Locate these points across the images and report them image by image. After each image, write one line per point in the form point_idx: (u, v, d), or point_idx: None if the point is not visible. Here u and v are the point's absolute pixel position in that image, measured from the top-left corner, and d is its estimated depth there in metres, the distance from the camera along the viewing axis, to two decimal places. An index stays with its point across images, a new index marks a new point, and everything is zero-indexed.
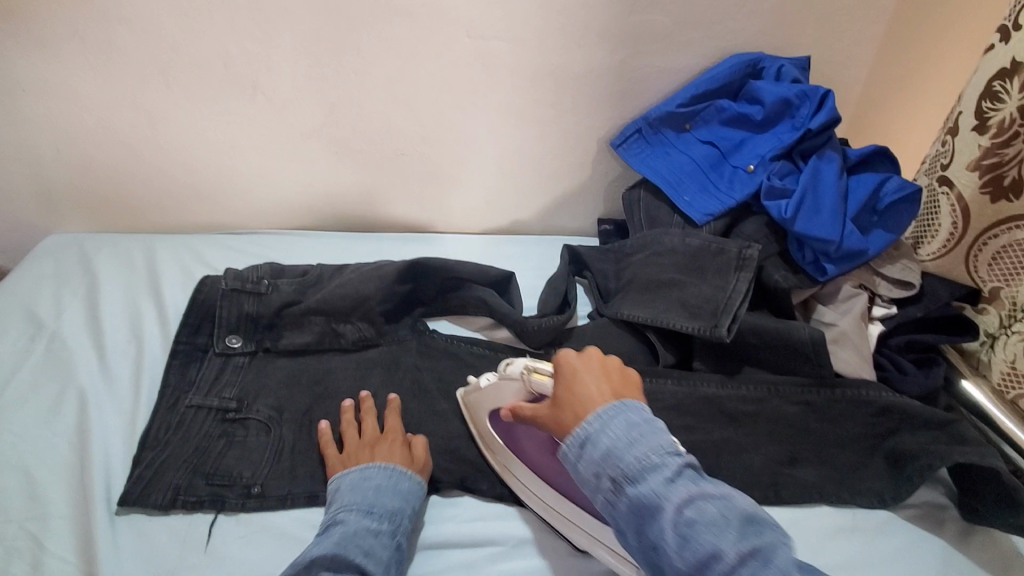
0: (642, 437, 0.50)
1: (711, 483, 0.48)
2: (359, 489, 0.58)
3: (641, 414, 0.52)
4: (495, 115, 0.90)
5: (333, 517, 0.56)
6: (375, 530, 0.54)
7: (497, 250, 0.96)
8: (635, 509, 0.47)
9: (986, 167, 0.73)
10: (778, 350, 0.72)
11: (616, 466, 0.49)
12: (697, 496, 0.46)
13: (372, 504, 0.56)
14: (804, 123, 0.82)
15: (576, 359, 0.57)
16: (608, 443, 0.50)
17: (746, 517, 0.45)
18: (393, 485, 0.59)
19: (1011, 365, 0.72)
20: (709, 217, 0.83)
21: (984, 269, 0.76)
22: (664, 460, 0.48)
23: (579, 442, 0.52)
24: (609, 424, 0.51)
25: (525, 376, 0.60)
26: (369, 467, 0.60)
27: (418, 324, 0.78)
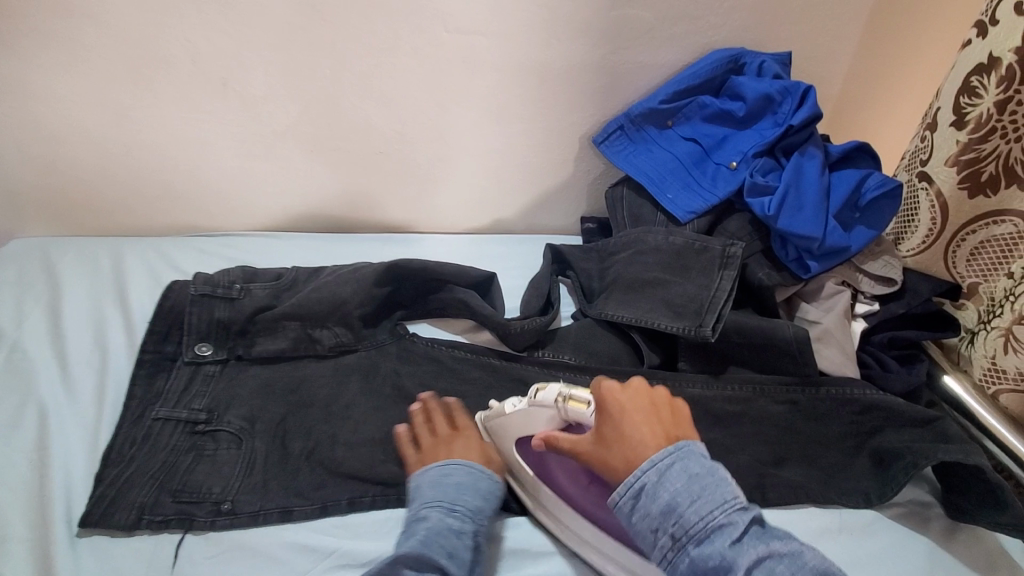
0: (704, 492, 0.48)
1: (777, 539, 0.46)
2: (440, 486, 0.57)
3: (701, 464, 0.50)
4: (476, 111, 0.88)
5: (416, 512, 0.55)
6: (459, 529, 0.54)
7: (479, 249, 0.94)
8: (698, 569, 0.46)
9: (964, 162, 0.73)
10: (763, 349, 0.72)
11: (677, 523, 0.47)
12: (766, 557, 0.45)
13: (454, 501, 0.56)
14: (786, 119, 0.81)
15: (622, 395, 0.55)
16: (668, 498, 0.48)
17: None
18: (472, 484, 0.58)
19: (992, 361, 0.72)
20: (692, 215, 0.82)
21: (962, 265, 0.77)
22: (728, 517, 0.47)
23: (634, 492, 0.50)
24: (667, 477, 0.49)
25: (560, 405, 0.58)
26: (450, 463, 0.59)
27: (398, 327, 0.75)
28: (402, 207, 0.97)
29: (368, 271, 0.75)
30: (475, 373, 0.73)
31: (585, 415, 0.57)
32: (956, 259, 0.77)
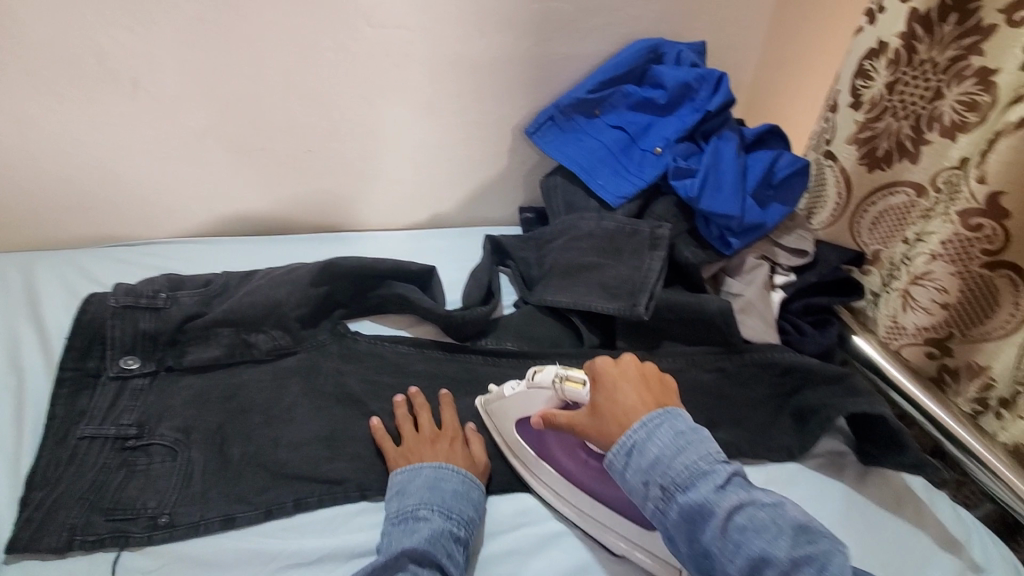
0: (689, 445, 0.52)
1: (761, 491, 0.50)
2: (438, 490, 0.59)
3: (687, 423, 0.54)
4: (406, 106, 0.88)
5: (413, 511, 0.57)
6: (455, 535, 0.56)
7: (418, 245, 0.94)
8: (684, 514, 0.50)
9: (862, 139, 0.80)
10: (691, 323, 0.76)
11: (664, 473, 0.52)
12: (748, 502, 0.48)
13: (451, 509, 0.57)
14: (703, 105, 0.86)
15: (614, 367, 0.59)
16: (655, 451, 0.53)
17: (798, 524, 0.47)
18: (466, 491, 0.60)
19: (893, 319, 0.78)
20: (622, 200, 0.86)
21: (867, 234, 0.83)
22: (712, 467, 0.51)
23: (625, 449, 0.54)
24: (655, 432, 0.54)
25: (558, 384, 0.62)
26: (444, 466, 0.61)
27: (338, 326, 0.75)
28: (336, 205, 0.95)
29: (303, 271, 0.74)
30: (419, 366, 0.74)
31: (581, 395, 0.61)
32: (861, 228, 0.83)
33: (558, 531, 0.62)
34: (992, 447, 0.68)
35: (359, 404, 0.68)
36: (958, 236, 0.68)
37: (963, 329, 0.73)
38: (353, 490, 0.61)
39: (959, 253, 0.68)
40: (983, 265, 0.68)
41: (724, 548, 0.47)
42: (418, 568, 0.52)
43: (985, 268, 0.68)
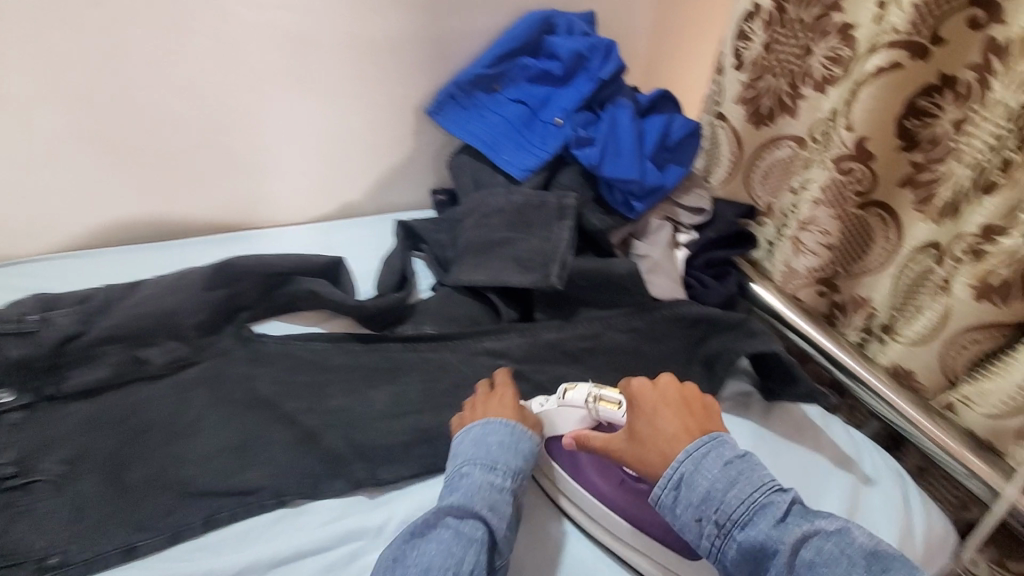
0: (742, 478, 0.54)
1: (820, 519, 0.53)
2: (482, 444, 0.60)
3: (733, 451, 0.56)
4: (298, 94, 0.84)
5: (459, 468, 0.59)
6: (499, 486, 0.57)
7: (326, 238, 0.91)
8: (747, 551, 0.51)
9: (747, 99, 0.84)
10: (603, 287, 0.78)
11: (719, 510, 0.53)
12: (812, 534, 0.51)
13: (495, 461, 0.58)
14: (597, 74, 0.87)
15: (654, 390, 0.61)
16: (707, 485, 0.54)
17: (862, 549, 0.50)
18: (513, 441, 0.61)
19: (787, 265, 0.83)
20: (527, 172, 0.86)
21: (760, 188, 0.88)
22: (769, 500, 0.53)
23: (673, 482, 0.55)
24: (703, 464, 0.55)
25: (592, 404, 0.64)
26: (493, 421, 0.62)
27: (243, 330, 0.71)
28: (233, 204, 0.89)
29: (195, 275, 0.70)
30: (335, 360, 0.70)
31: (615, 414, 0.63)
32: (755, 182, 0.89)
33: None
34: (873, 369, 0.75)
35: (271, 407, 0.64)
36: (835, 181, 0.73)
37: (845, 267, 0.78)
38: (269, 498, 0.59)
39: (836, 197, 0.73)
40: (856, 206, 0.73)
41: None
42: (457, 521, 0.54)
43: (858, 207, 0.73)
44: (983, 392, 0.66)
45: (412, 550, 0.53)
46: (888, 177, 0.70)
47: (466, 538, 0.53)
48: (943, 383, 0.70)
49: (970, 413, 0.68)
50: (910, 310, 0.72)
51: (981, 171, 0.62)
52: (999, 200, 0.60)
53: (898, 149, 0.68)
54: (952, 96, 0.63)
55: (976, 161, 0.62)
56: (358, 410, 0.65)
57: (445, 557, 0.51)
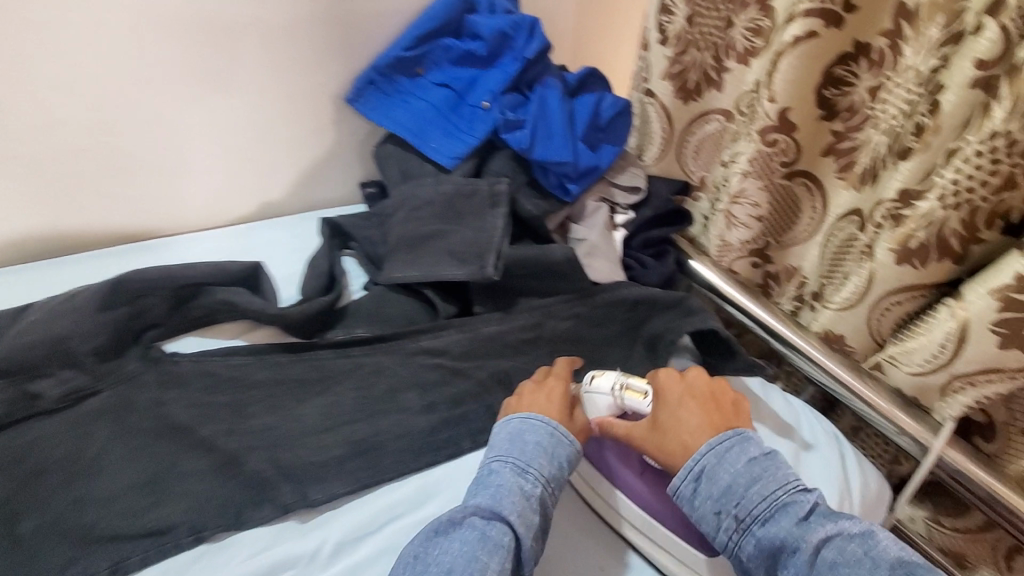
0: (764, 476, 0.55)
1: (847, 520, 0.52)
2: (517, 442, 0.59)
3: (759, 449, 0.57)
4: (197, 87, 0.77)
5: (490, 465, 0.58)
6: (530, 491, 0.55)
7: (242, 241, 0.85)
8: (765, 547, 0.52)
9: (674, 73, 0.83)
10: (542, 275, 0.76)
11: (739, 505, 0.54)
12: (836, 535, 0.51)
13: (527, 463, 0.57)
14: (522, 53, 0.83)
15: (681, 383, 0.63)
16: (728, 479, 0.55)
17: (891, 555, 0.49)
18: (549, 446, 0.59)
19: (722, 240, 0.83)
20: (457, 160, 0.83)
21: (693, 164, 0.88)
22: (793, 499, 0.53)
23: (693, 475, 0.57)
24: (726, 458, 0.56)
25: (617, 393, 0.64)
26: (532, 417, 0.61)
27: (151, 351, 0.65)
28: (146, 210, 0.83)
29: (88, 295, 0.64)
30: (258, 374, 0.65)
31: (641, 404, 0.64)
32: (687, 158, 0.89)
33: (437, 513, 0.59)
34: (807, 336, 0.76)
35: (187, 433, 0.59)
36: (761, 153, 0.72)
37: (776, 237, 0.80)
38: (186, 535, 0.54)
39: (763, 168, 0.73)
40: (783, 176, 0.74)
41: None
42: (484, 523, 0.52)
43: (784, 178, 0.74)
44: (907, 352, 0.66)
45: (435, 552, 0.51)
46: (811, 147, 0.71)
47: (492, 541, 0.51)
48: (871, 345, 0.72)
49: (895, 373, 0.68)
50: (838, 278, 0.74)
51: (895, 138, 0.62)
52: (912, 165, 0.59)
53: (818, 119, 0.69)
54: (867, 64, 0.64)
55: (890, 128, 0.62)
56: (284, 428, 0.61)
57: (469, 561, 0.49)
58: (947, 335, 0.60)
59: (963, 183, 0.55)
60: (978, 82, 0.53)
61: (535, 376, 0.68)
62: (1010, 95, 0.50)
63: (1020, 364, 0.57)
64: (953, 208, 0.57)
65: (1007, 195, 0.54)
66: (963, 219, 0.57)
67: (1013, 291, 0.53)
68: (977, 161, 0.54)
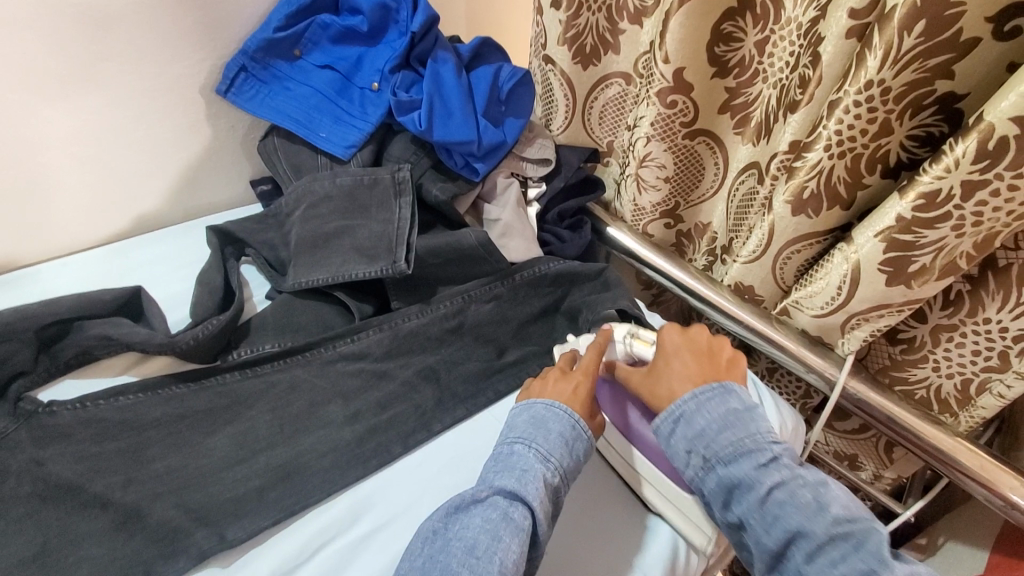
0: (738, 423, 0.54)
1: (804, 468, 0.53)
2: (541, 425, 0.57)
3: (740, 401, 0.56)
4: (34, 88, 0.66)
5: (513, 445, 0.56)
6: (550, 478, 0.53)
7: (121, 261, 0.77)
8: (725, 485, 0.53)
9: (569, 39, 0.79)
10: (458, 261, 0.73)
11: (709, 446, 0.54)
12: (792, 480, 0.51)
13: (551, 450, 0.55)
14: (408, 26, 0.78)
15: (681, 337, 0.62)
16: (703, 424, 0.55)
17: (839, 505, 0.50)
18: (571, 438, 0.57)
19: (635, 203, 0.84)
20: (352, 149, 0.77)
21: (599, 129, 0.88)
22: (759, 446, 0.53)
23: (673, 417, 0.57)
24: (705, 405, 0.56)
25: (626, 339, 0.66)
26: (556, 405, 0.58)
27: (20, 406, 0.56)
28: (24, 233, 0.74)
29: None
30: (154, 413, 0.58)
31: (648, 353, 0.64)
32: (593, 125, 0.88)
33: (367, 531, 0.56)
34: (721, 289, 0.79)
35: (75, 492, 0.53)
36: (662, 115, 0.72)
37: (685, 197, 0.83)
38: None
39: (665, 130, 0.74)
40: (684, 136, 0.75)
41: (762, 519, 0.51)
42: (507, 504, 0.51)
43: (686, 138, 0.75)
44: (809, 296, 0.69)
45: (455, 531, 0.50)
46: (708, 106, 0.72)
47: (514, 523, 0.49)
48: (778, 292, 0.75)
49: (801, 316, 0.72)
50: (744, 232, 0.76)
51: (783, 91, 0.64)
52: (801, 118, 0.62)
53: (711, 77, 0.70)
54: (751, 19, 0.65)
55: (779, 81, 0.65)
56: (193, 465, 0.56)
57: (489, 542, 0.48)
58: (842, 277, 0.64)
59: (846, 133, 0.57)
60: (853, 32, 0.54)
61: (561, 364, 0.64)
62: (881, 43, 0.51)
63: (905, 298, 0.61)
64: (838, 156, 0.59)
65: (883, 140, 0.57)
66: (847, 165, 0.59)
67: (896, 232, 0.57)
68: (856, 111, 0.55)
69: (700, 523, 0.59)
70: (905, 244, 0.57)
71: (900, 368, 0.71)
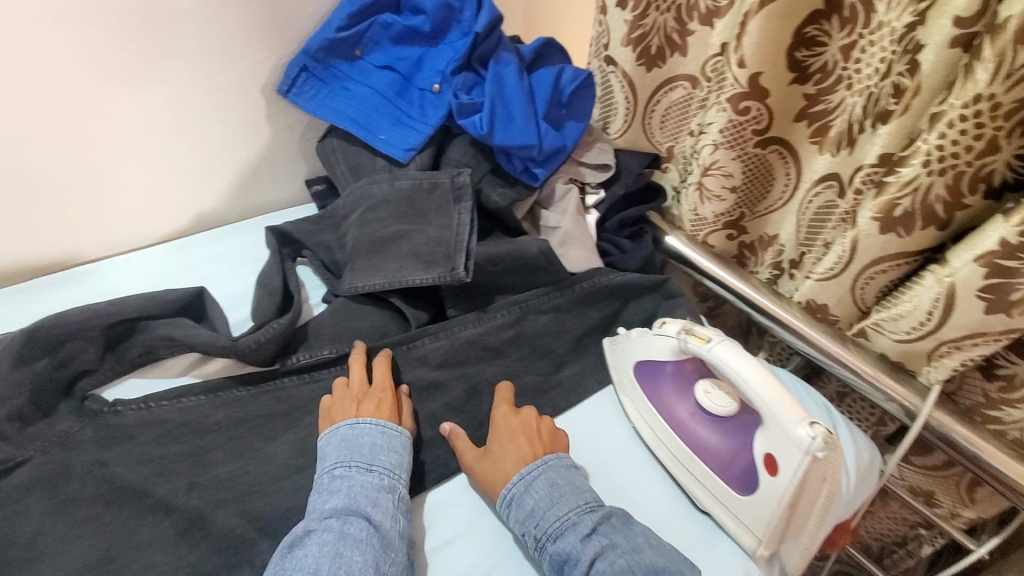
0: (561, 497, 0.54)
1: (622, 531, 0.52)
2: (354, 444, 0.55)
3: (562, 474, 0.56)
4: (97, 87, 0.67)
5: (331, 471, 0.53)
6: (381, 485, 0.53)
7: (183, 258, 0.78)
8: (557, 564, 0.51)
9: (634, 40, 0.76)
10: (517, 271, 0.71)
11: (539, 524, 0.53)
12: (609, 548, 0.51)
13: (371, 462, 0.54)
14: (471, 27, 0.76)
15: (509, 418, 0.60)
16: (532, 503, 0.54)
17: (652, 564, 0.50)
18: (387, 443, 0.56)
19: (696, 212, 0.80)
20: (411, 152, 0.75)
21: (658, 132, 0.85)
22: (580, 517, 0.53)
23: (505, 501, 0.55)
24: (532, 485, 0.55)
25: (681, 337, 0.60)
26: (362, 422, 0.56)
27: (86, 404, 0.57)
28: (86, 229, 0.76)
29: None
30: (216, 416, 0.58)
31: (703, 352, 0.58)
32: (653, 128, 0.85)
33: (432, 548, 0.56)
34: (787, 305, 0.75)
35: (139, 496, 0.52)
36: (732, 122, 0.68)
37: (751, 208, 0.78)
38: None
39: (735, 138, 0.70)
40: (756, 144, 0.71)
41: None
42: (342, 523, 0.50)
43: (758, 146, 0.71)
44: (893, 319, 0.65)
45: (291, 565, 0.47)
46: (784, 113, 0.68)
47: (353, 538, 0.49)
48: (855, 312, 0.71)
49: (881, 339, 0.68)
50: (819, 247, 0.71)
51: (872, 99, 0.60)
52: (893, 129, 0.57)
53: (791, 82, 0.65)
54: (839, 22, 0.60)
55: (866, 89, 0.60)
56: (255, 472, 0.56)
57: (331, 563, 0.47)
58: (934, 301, 0.60)
59: (948, 149, 0.52)
60: (958, 41, 0.50)
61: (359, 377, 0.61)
62: (993, 55, 0.47)
63: (1004, 327, 0.56)
64: (938, 173, 0.54)
65: (990, 159, 0.52)
66: (948, 183, 0.55)
67: (999, 257, 0.53)
68: (961, 126, 0.51)
69: (750, 525, 0.56)
70: (1011, 271, 0.53)
71: (995, 407, 0.65)
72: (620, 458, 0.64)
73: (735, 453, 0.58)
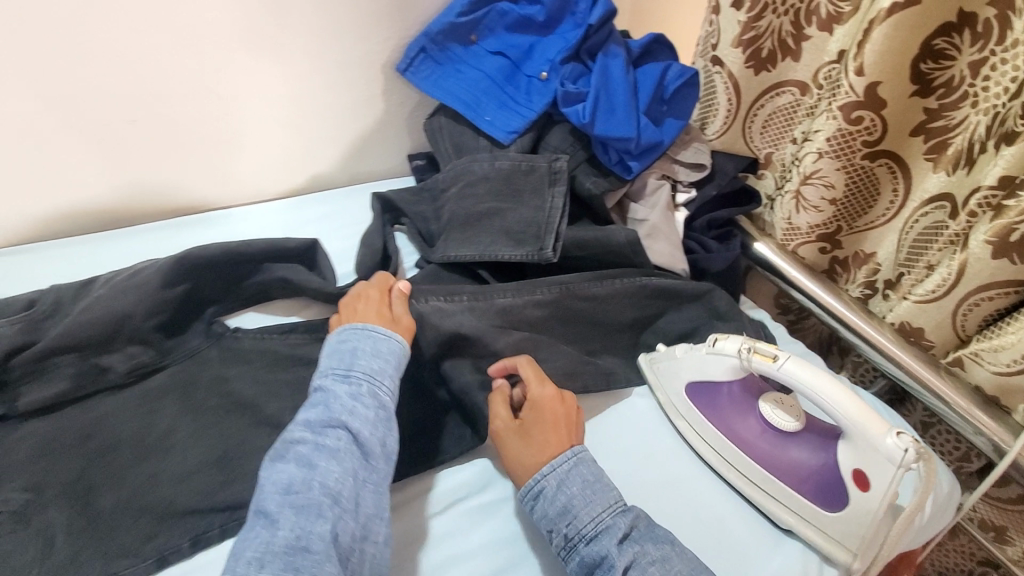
0: (593, 495, 0.53)
1: (651, 542, 0.52)
2: (337, 354, 0.56)
3: (591, 471, 0.55)
4: (248, 50, 0.75)
5: (314, 385, 0.54)
6: (358, 389, 0.53)
7: (291, 215, 0.85)
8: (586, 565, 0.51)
9: (747, 41, 0.75)
10: (602, 257, 0.73)
11: (572, 523, 0.52)
12: (642, 556, 0.50)
13: (349, 369, 0.55)
14: (584, 19, 0.79)
15: (559, 406, 0.59)
16: (564, 501, 0.53)
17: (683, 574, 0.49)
18: (373, 350, 0.57)
19: (789, 221, 0.79)
20: (513, 135, 0.79)
21: (758, 137, 0.83)
22: (611, 520, 0.52)
23: (534, 493, 0.55)
24: (566, 481, 0.54)
25: (743, 356, 0.60)
26: (346, 327, 0.59)
27: (214, 326, 0.66)
28: (221, 179, 0.85)
29: (151, 269, 0.65)
30: (318, 352, 0.65)
31: (767, 368, 0.58)
32: (753, 133, 0.84)
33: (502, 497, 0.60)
34: (879, 325, 0.72)
35: (253, 410, 0.60)
36: (842, 130, 0.67)
37: (849, 223, 0.75)
38: None
39: (842, 148, 0.68)
40: (864, 156, 0.69)
41: None
42: (318, 434, 0.50)
43: (866, 158, 0.69)
44: (993, 350, 0.63)
45: (269, 475, 0.48)
46: (899, 127, 0.66)
47: (329, 447, 0.49)
48: (953, 340, 0.68)
49: (980, 370, 0.65)
50: (921, 270, 0.69)
51: (999, 119, 0.57)
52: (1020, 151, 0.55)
53: (910, 96, 0.63)
54: (970, 37, 0.58)
55: (993, 108, 0.57)
56: None
57: (304, 475, 0.47)
58: None
59: None
60: None
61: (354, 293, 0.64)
62: None
63: None
64: None
65: None
66: None
67: None
68: None
69: (841, 538, 0.56)
70: None
71: None
72: (674, 459, 0.64)
73: (812, 470, 0.59)
